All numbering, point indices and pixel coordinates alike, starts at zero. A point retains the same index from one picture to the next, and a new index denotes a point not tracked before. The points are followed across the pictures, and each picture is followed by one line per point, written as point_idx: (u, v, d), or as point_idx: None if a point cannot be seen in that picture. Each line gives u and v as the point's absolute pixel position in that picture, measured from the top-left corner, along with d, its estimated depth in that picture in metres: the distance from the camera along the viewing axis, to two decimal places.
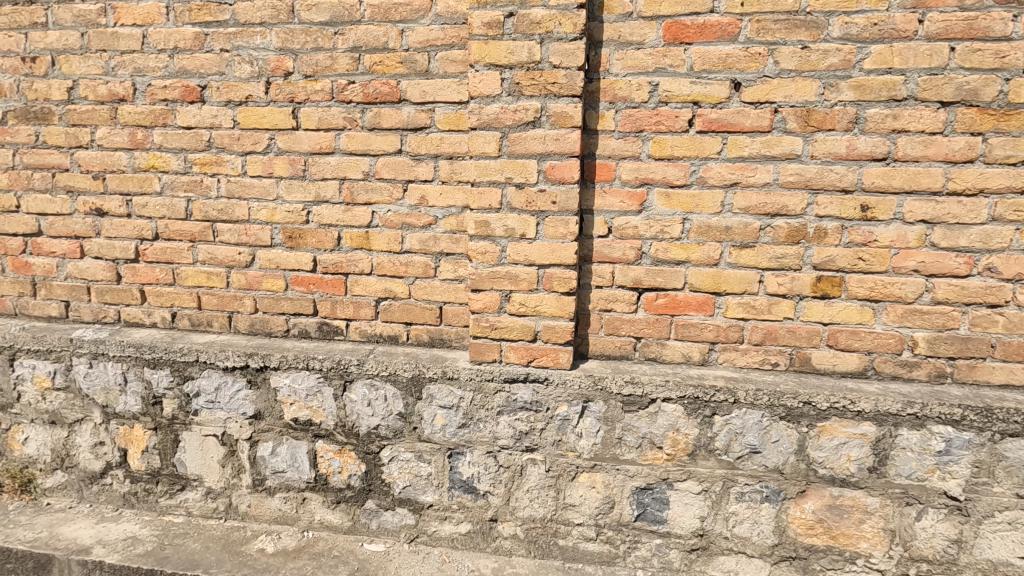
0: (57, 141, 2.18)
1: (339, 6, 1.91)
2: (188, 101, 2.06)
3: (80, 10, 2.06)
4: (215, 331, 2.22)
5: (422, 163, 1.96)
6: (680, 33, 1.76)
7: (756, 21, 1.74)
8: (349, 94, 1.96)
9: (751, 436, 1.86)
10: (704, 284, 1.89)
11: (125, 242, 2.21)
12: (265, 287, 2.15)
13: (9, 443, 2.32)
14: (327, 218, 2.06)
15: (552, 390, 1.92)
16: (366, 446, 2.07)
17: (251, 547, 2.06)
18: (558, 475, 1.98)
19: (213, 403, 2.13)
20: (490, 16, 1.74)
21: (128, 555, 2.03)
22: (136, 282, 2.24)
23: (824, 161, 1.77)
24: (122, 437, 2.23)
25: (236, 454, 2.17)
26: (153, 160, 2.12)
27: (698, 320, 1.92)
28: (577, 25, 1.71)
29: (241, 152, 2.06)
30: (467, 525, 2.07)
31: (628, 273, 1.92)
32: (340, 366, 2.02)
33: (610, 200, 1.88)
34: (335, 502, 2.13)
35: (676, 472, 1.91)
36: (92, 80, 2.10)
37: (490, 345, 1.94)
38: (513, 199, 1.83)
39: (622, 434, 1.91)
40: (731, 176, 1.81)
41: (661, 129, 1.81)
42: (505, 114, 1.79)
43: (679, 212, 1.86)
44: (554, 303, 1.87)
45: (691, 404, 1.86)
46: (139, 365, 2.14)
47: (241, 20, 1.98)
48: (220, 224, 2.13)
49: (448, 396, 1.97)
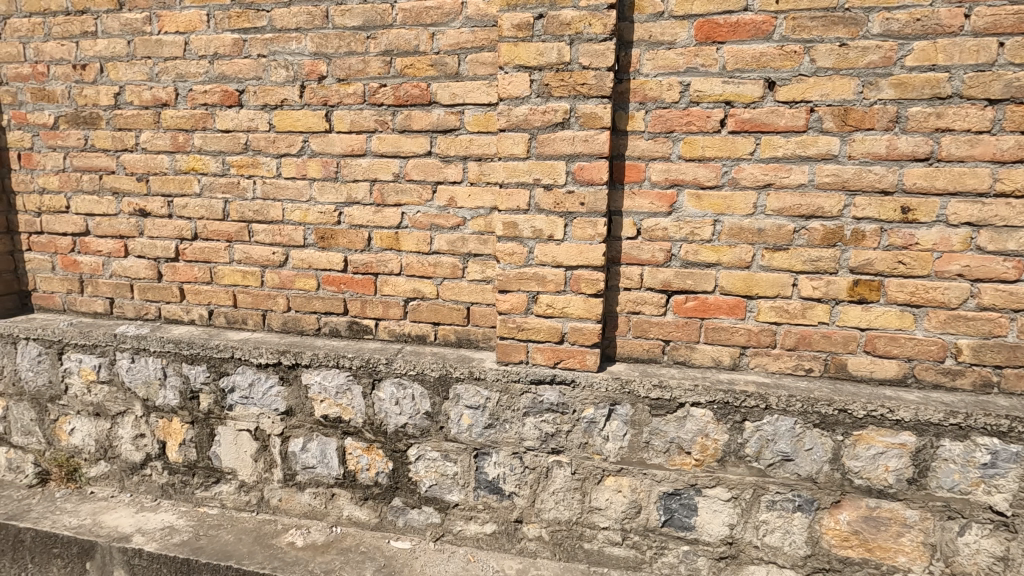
0: (104, 145, 2.27)
1: (372, 11, 1.95)
2: (227, 105, 2.12)
3: (127, 19, 2.15)
4: (249, 329, 2.28)
5: (452, 164, 1.98)
6: (712, 32, 1.74)
7: (792, 19, 1.70)
8: (380, 97, 1.99)
9: (783, 443, 1.81)
10: (736, 287, 1.85)
11: (166, 242, 2.29)
12: (297, 286, 2.20)
13: (56, 434, 2.43)
14: (358, 219, 2.10)
15: (578, 393, 1.91)
16: (393, 444, 2.10)
17: (281, 541, 2.11)
18: (584, 478, 1.97)
19: (246, 399, 2.19)
20: (520, 18, 1.75)
21: (166, 544, 2.10)
22: (176, 281, 2.32)
23: (862, 161, 1.72)
24: (161, 430, 2.31)
25: (268, 449, 2.22)
26: (193, 162, 2.20)
27: (729, 323, 1.88)
28: (608, 26, 1.70)
29: (276, 155, 2.12)
30: (492, 525, 2.07)
31: (657, 275, 1.89)
32: (369, 365, 2.05)
33: (639, 201, 1.86)
34: (362, 498, 2.17)
35: (705, 478, 1.88)
36: (138, 85, 2.19)
37: (517, 346, 1.94)
38: (541, 200, 1.83)
39: (649, 438, 1.89)
40: (764, 177, 1.78)
41: (692, 129, 1.79)
42: (534, 116, 1.79)
43: (709, 213, 1.83)
44: (581, 304, 1.87)
45: (720, 409, 1.82)
46: (177, 360, 2.22)
47: (277, 26, 2.03)
48: (256, 225, 2.19)
49: (475, 396, 1.98)
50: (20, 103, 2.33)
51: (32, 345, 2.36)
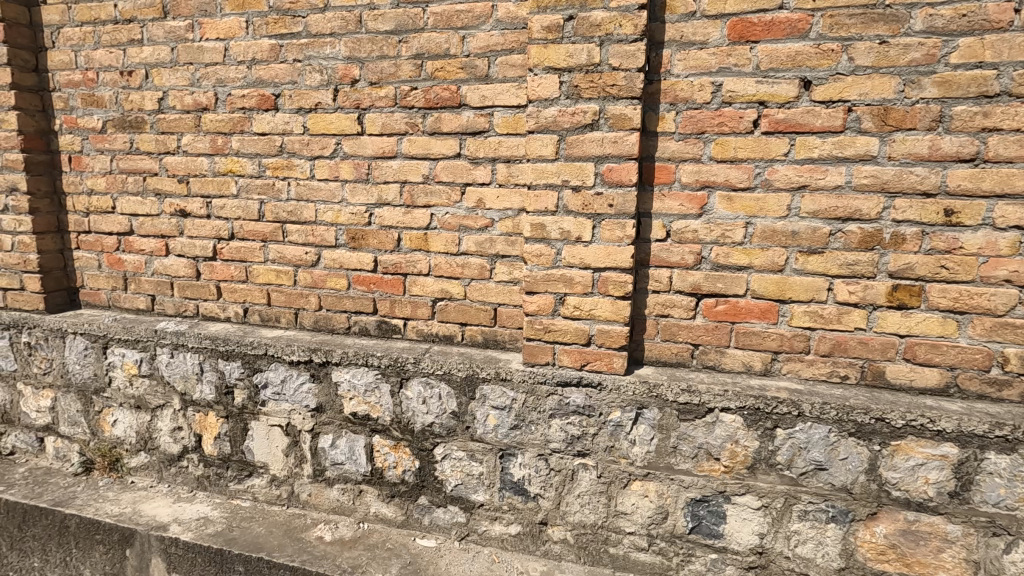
0: (148, 148, 2.37)
1: (404, 15, 1.98)
2: (263, 109, 2.18)
3: (171, 27, 2.24)
4: (282, 326, 2.34)
5: (481, 166, 1.99)
6: (746, 31, 1.71)
7: (829, 17, 1.66)
8: (411, 99, 2.02)
9: (816, 452, 1.76)
10: (768, 290, 1.81)
11: (204, 242, 2.37)
12: (329, 286, 2.25)
13: (100, 424, 2.53)
14: (388, 220, 2.13)
15: (605, 396, 1.90)
16: (420, 443, 2.12)
17: (310, 535, 2.15)
18: (610, 482, 1.95)
19: (279, 395, 2.24)
20: (550, 20, 1.75)
21: (201, 534, 2.16)
22: (213, 279, 2.39)
23: (903, 162, 1.67)
24: (197, 424, 2.38)
25: (299, 444, 2.27)
26: (231, 164, 2.27)
27: (761, 328, 1.85)
28: (638, 26, 1.69)
29: (310, 157, 2.17)
30: (517, 526, 2.07)
31: (687, 278, 1.87)
32: (397, 364, 2.07)
33: (669, 203, 1.84)
34: (389, 496, 2.19)
35: (734, 485, 1.85)
36: (180, 90, 2.27)
37: (543, 348, 1.94)
38: (569, 202, 1.82)
39: (676, 443, 1.87)
40: (799, 178, 1.73)
41: (725, 130, 1.76)
42: (563, 117, 1.79)
43: (741, 216, 1.80)
44: (608, 307, 1.85)
45: (751, 415, 1.79)
46: (214, 356, 2.29)
47: (313, 31, 2.08)
48: (290, 225, 2.24)
49: (501, 397, 1.99)
50: (71, 108, 2.44)
51: (79, 339, 2.46)
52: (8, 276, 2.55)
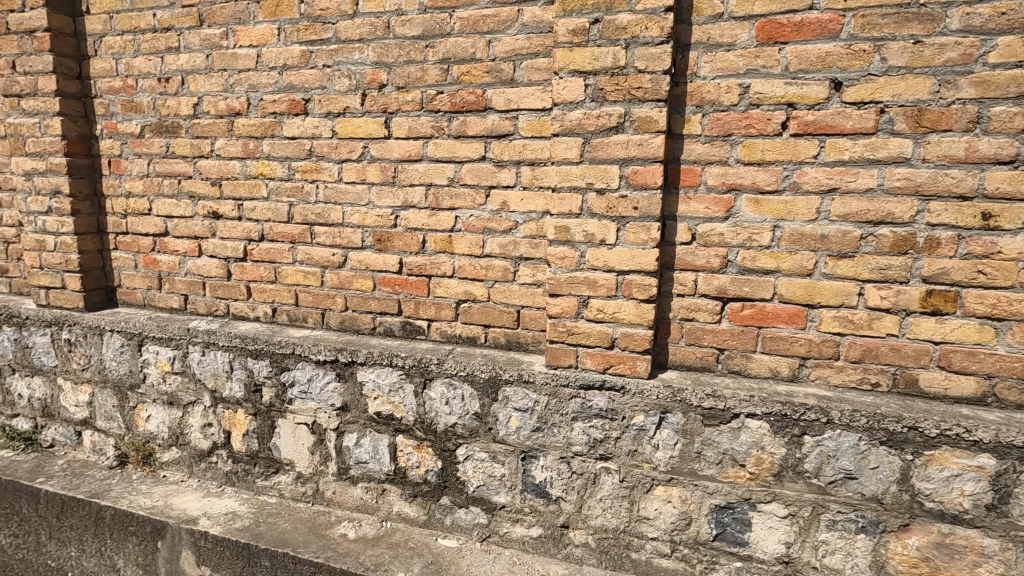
0: (183, 151, 2.44)
1: (431, 20, 2.01)
2: (294, 113, 2.23)
3: (207, 35, 2.31)
4: (309, 326, 2.39)
5: (505, 169, 2.01)
6: (775, 32, 1.69)
7: (861, 17, 1.63)
8: (437, 103, 2.04)
9: (846, 460, 1.73)
10: (796, 295, 1.78)
11: (235, 243, 2.43)
12: (355, 287, 2.28)
13: (135, 420, 2.61)
14: (413, 223, 2.16)
15: (628, 400, 1.89)
16: (443, 443, 2.14)
17: (334, 532, 2.19)
18: (632, 486, 1.94)
19: (305, 394, 2.29)
20: (576, 24, 1.76)
21: (229, 528, 2.22)
22: (243, 279, 2.45)
23: (938, 164, 1.62)
24: (227, 420, 2.44)
25: (324, 442, 2.31)
26: (262, 168, 2.32)
27: (789, 333, 1.81)
28: (665, 29, 1.68)
29: (338, 160, 2.21)
30: (538, 529, 2.07)
31: (712, 282, 1.85)
32: (421, 364, 2.10)
33: (695, 206, 1.83)
34: (412, 495, 2.22)
35: (759, 492, 1.82)
36: (214, 96, 2.34)
37: (566, 350, 1.94)
38: (594, 204, 1.82)
39: (701, 449, 1.85)
40: (828, 181, 1.70)
41: (752, 132, 1.74)
42: (588, 120, 1.79)
43: (769, 219, 1.77)
44: (632, 310, 1.85)
45: (777, 421, 1.76)
46: (243, 355, 2.34)
47: (342, 37, 2.13)
48: (318, 227, 2.29)
49: (523, 399, 1.99)
50: (111, 114, 2.53)
51: (116, 336, 2.55)
52: (50, 275, 2.65)
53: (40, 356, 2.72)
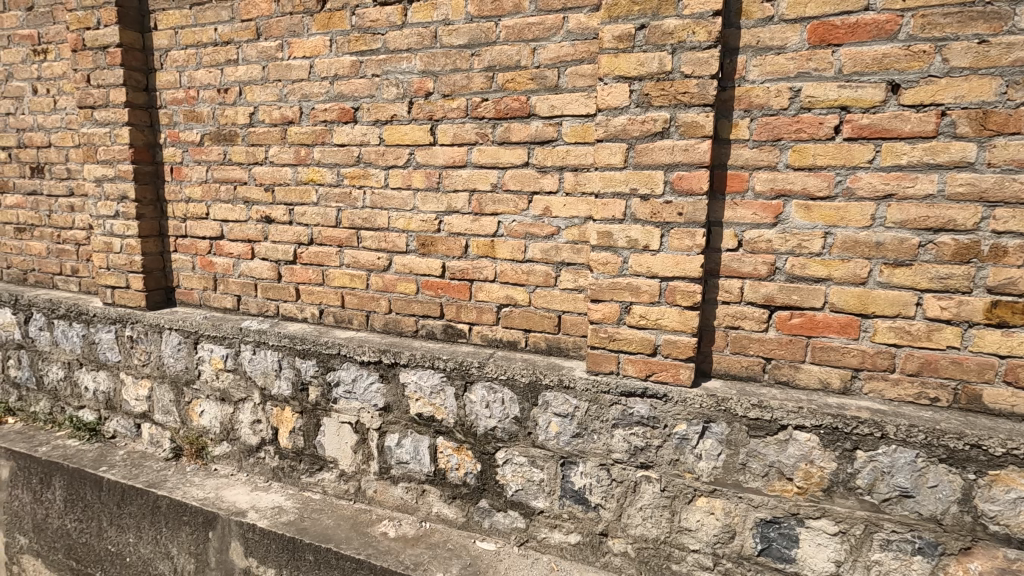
0: (239, 159, 2.55)
1: (478, 29, 2.05)
2: (343, 121, 2.31)
3: (263, 47, 2.41)
4: (354, 328, 2.45)
5: (548, 175, 2.02)
6: (828, 34, 1.65)
7: (921, 17, 1.57)
8: (482, 111, 2.08)
9: (901, 478, 1.65)
10: (849, 304, 1.72)
11: (286, 246, 2.52)
12: (399, 290, 2.33)
13: (190, 414, 2.73)
14: (456, 227, 2.19)
15: (670, 408, 1.86)
16: (482, 446, 2.16)
17: (375, 530, 2.23)
18: (674, 496, 1.91)
19: (350, 394, 2.35)
20: (622, 30, 1.76)
21: (276, 522, 2.29)
22: (293, 281, 2.54)
23: (1004, 169, 1.55)
24: (275, 417, 2.53)
25: (367, 442, 2.36)
26: (313, 174, 2.41)
27: (840, 343, 1.75)
28: (713, 33, 1.67)
29: (385, 167, 2.27)
30: (577, 536, 2.06)
31: (759, 289, 1.81)
32: (462, 367, 2.12)
33: (741, 212, 1.79)
34: (451, 497, 2.24)
35: (808, 508, 1.76)
36: (269, 105, 2.44)
37: (608, 356, 1.93)
38: (637, 210, 1.81)
39: (746, 460, 1.80)
40: (885, 186, 1.65)
41: (803, 136, 1.70)
42: (632, 125, 1.79)
43: (820, 225, 1.72)
44: (676, 317, 1.82)
45: (828, 434, 1.70)
46: (292, 354, 2.42)
47: (391, 47, 2.19)
48: (364, 231, 2.35)
49: (564, 405, 1.99)
50: (175, 123, 2.67)
51: (174, 334, 2.68)
52: (116, 276, 2.81)
53: (105, 351, 2.89)
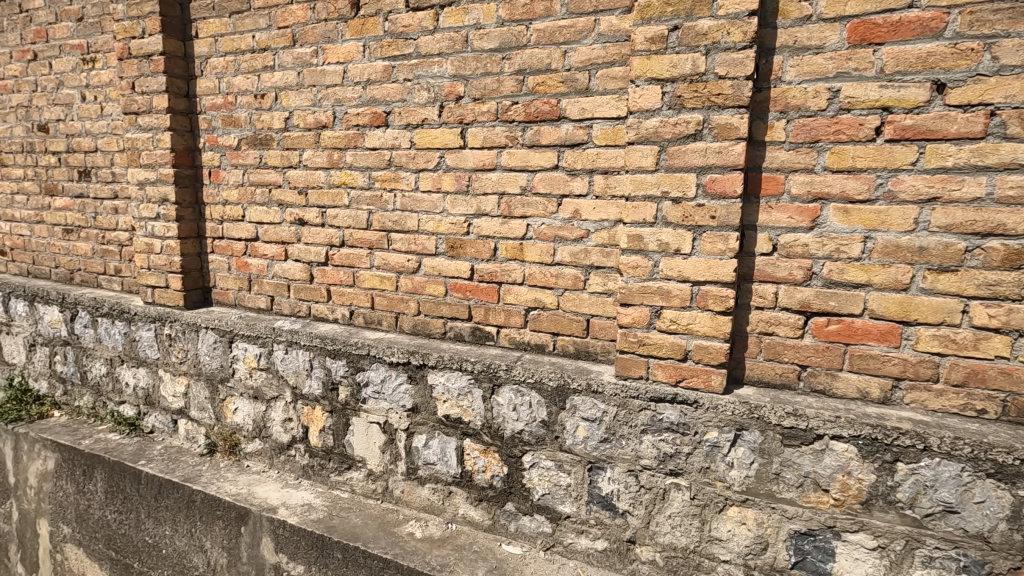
0: (274, 162, 2.61)
1: (509, 33, 2.05)
2: (375, 125, 2.34)
3: (299, 53, 2.46)
4: (384, 329, 2.48)
5: (578, 178, 2.01)
6: (869, 33, 1.60)
7: (968, 13, 1.52)
8: (512, 114, 2.08)
9: (946, 492, 1.59)
10: (890, 311, 1.67)
11: (318, 248, 2.57)
12: (428, 292, 2.35)
13: (224, 411, 2.80)
14: (485, 230, 2.20)
15: (701, 414, 1.83)
16: (509, 449, 2.16)
17: (402, 530, 2.25)
18: (704, 505, 1.87)
19: (379, 394, 2.37)
20: (654, 31, 1.74)
21: (305, 519, 2.33)
22: (324, 282, 2.58)
23: None
24: (306, 416, 2.57)
25: (395, 442, 2.38)
26: (345, 177, 2.45)
27: (880, 352, 1.70)
28: (748, 34, 1.64)
29: (416, 170, 2.29)
30: (604, 542, 2.04)
31: (795, 295, 1.76)
32: (490, 370, 2.12)
33: (776, 216, 1.75)
34: (477, 499, 2.25)
35: (845, 521, 1.71)
36: (304, 110, 2.49)
37: (637, 361, 1.90)
38: (669, 213, 1.79)
39: (780, 470, 1.76)
40: (929, 189, 1.59)
41: (842, 138, 1.65)
42: (664, 128, 1.77)
43: (859, 229, 1.67)
44: (708, 322, 1.79)
45: (866, 445, 1.65)
46: (323, 354, 2.46)
47: (423, 52, 2.21)
48: (394, 234, 2.38)
49: (592, 409, 1.98)
50: (213, 128, 2.75)
51: (210, 333, 2.75)
52: (157, 276, 2.90)
53: (145, 349, 2.99)
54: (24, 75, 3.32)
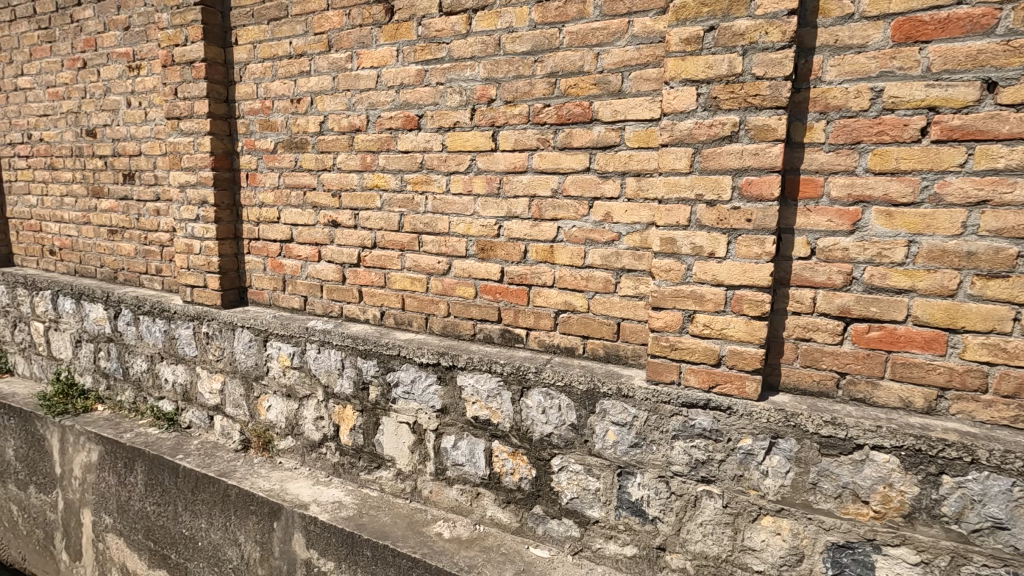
0: (309, 165, 2.66)
1: (541, 36, 2.06)
2: (408, 128, 2.37)
3: (334, 59, 2.51)
4: (414, 330, 2.50)
5: (610, 180, 2.00)
6: (915, 30, 1.55)
7: (1022, 9, 1.46)
8: (544, 116, 2.08)
9: (994, 507, 1.54)
10: (935, 318, 1.61)
11: (351, 250, 2.61)
12: (457, 294, 2.37)
13: (258, 409, 2.87)
14: (516, 233, 2.20)
15: (735, 421, 1.79)
16: (538, 452, 2.15)
17: (430, 530, 2.27)
18: (737, 514, 1.83)
19: (409, 394, 2.40)
20: (689, 32, 1.72)
21: (336, 516, 2.36)
22: (356, 283, 2.63)
23: None
24: (337, 415, 2.61)
25: (424, 442, 2.40)
26: (377, 180, 2.49)
27: (924, 360, 1.64)
28: (787, 33, 1.61)
29: (447, 173, 2.31)
30: (633, 548, 2.02)
31: (833, 300, 1.72)
32: (519, 372, 2.12)
33: (815, 219, 1.71)
34: (505, 501, 2.25)
35: (886, 534, 1.66)
36: (338, 114, 2.54)
37: (669, 366, 1.88)
38: (703, 216, 1.77)
39: (817, 480, 1.71)
40: (978, 192, 1.53)
41: (885, 139, 1.60)
42: (699, 130, 1.74)
43: (903, 233, 1.62)
44: (742, 327, 1.76)
45: (909, 456, 1.59)
46: (354, 354, 2.50)
47: (455, 56, 2.23)
48: (425, 236, 2.41)
49: (622, 414, 1.96)
50: (251, 132, 2.83)
51: (246, 332, 2.82)
52: (195, 276, 2.99)
53: (184, 346, 3.08)
54: (74, 82, 3.46)
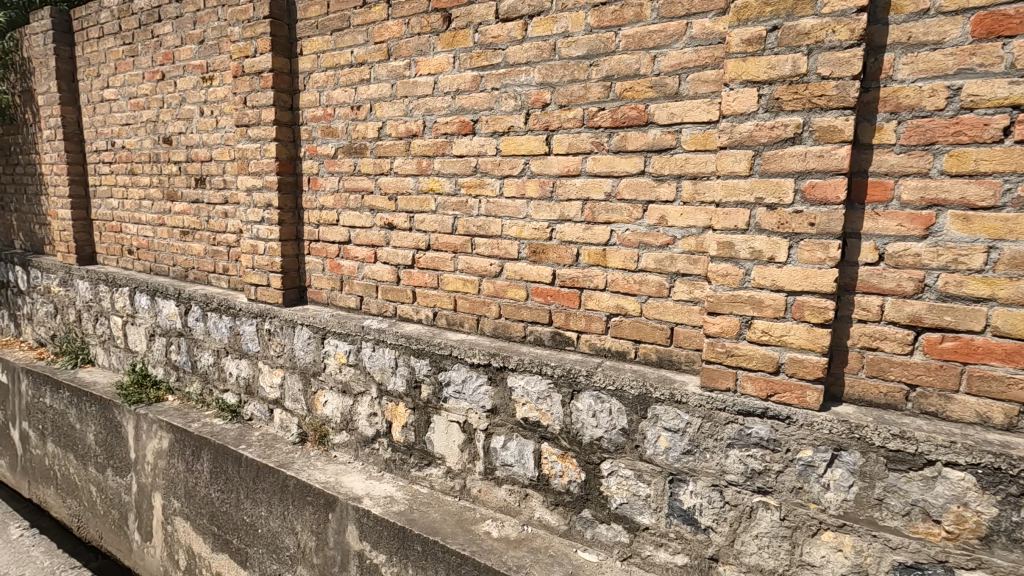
0: (367, 170, 2.76)
1: (597, 40, 2.06)
2: (463, 133, 2.42)
3: (393, 66, 2.59)
4: (465, 331, 2.55)
5: (665, 183, 1.98)
6: (997, 25, 1.48)
7: None
8: (599, 120, 2.09)
9: None
10: (1017, 328, 1.52)
11: (405, 251, 2.69)
12: (509, 295, 2.40)
13: (315, 403, 2.99)
14: (568, 236, 2.21)
15: (795, 431, 1.74)
16: (588, 455, 2.15)
17: (479, 528, 2.30)
18: (795, 527, 1.78)
19: (459, 394, 2.44)
20: (751, 33, 1.69)
21: (388, 510, 2.43)
22: (410, 284, 2.70)
23: None
24: (389, 411, 2.69)
25: (473, 441, 2.44)
26: (432, 183, 2.55)
27: (1005, 373, 1.54)
28: (856, 31, 1.55)
29: (501, 176, 2.35)
30: (684, 557, 1.99)
31: (903, 308, 1.64)
32: (569, 375, 2.13)
33: (883, 223, 1.64)
34: (553, 503, 2.25)
35: (960, 556, 1.57)
36: (396, 120, 2.62)
37: (724, 372, 1.84)
38: (763, 220, 1.73)
39: (883, 496, 1.64)
40: None
41: (963, 139, 1.52)
42: (760, 132, 1.71)
43: (982, 239, 1.53)
44: (803, 334, 1.70)
45: (987, 475, 1.51)
46: (407, 353, 2.57)
47: (510, 61, 2.27)
48: (478, 238, 2.45)
49: (674, 420, 1.93)
50: (313, 138, 2.95)
51: (305, 329, 2.94)
52: (259, 275, 3.14)
53: (248, 342, 3.24)
54: (153, 93, 3.71)
